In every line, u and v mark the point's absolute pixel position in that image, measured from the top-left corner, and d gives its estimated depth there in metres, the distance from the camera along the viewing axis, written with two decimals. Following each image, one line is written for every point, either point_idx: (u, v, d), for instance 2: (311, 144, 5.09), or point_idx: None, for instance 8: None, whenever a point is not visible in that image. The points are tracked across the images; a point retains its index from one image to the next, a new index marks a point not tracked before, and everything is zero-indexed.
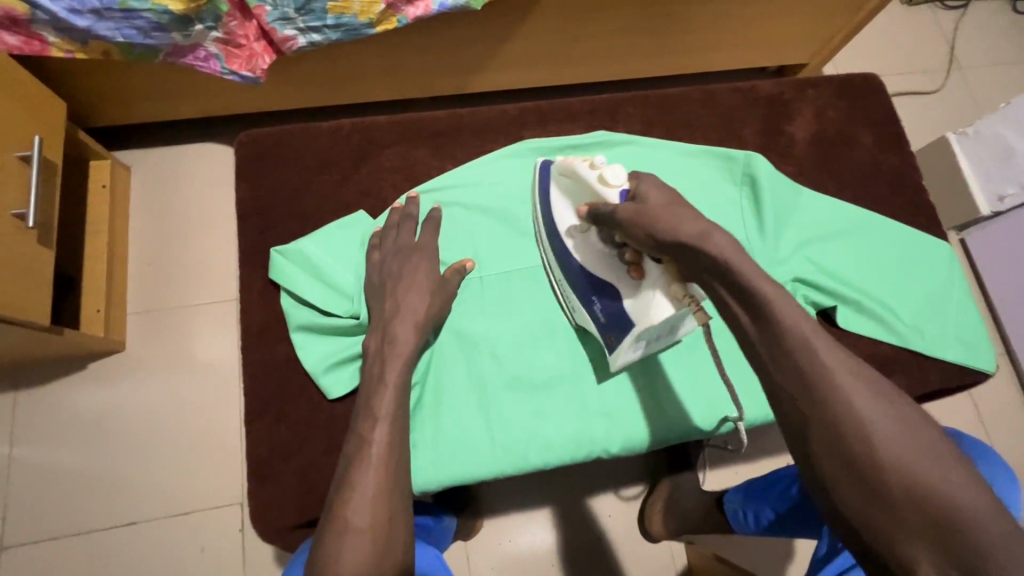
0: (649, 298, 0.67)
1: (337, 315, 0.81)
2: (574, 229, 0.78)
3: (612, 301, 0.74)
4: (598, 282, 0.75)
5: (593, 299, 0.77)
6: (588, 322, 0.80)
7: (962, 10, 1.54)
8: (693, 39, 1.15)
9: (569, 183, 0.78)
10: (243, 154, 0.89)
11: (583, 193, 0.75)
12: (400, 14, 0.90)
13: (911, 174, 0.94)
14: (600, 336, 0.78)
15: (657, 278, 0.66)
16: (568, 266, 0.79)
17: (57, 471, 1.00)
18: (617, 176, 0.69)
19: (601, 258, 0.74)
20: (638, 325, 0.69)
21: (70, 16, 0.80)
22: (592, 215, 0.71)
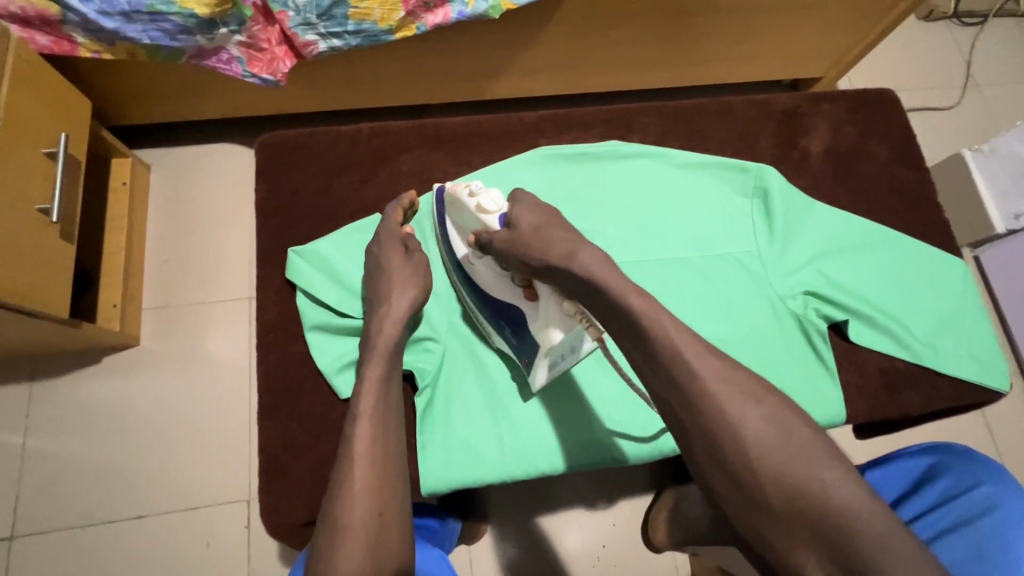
0: (546, 320, 0.70)
1: (351, 316, 0.82)
2: (471, 255, 0.78)
3: (520, 327, 0.75)
4: (506, 311, 0.76)
5: (503, 325, 0.77)
6: (507, 349, 0.79)
7: (978, 27, 1.54)
8: (708, 51, 1.16)
9: (455, 212, 0.80)
10: (264, 156, 0.90)
11: (468, 221, 0.78)
12: (419, 21, 0.92)
13: (926, 188, 0.94)
14: (515, 357, 0.79)
15: (550, 298, 0.69)
16: (479, 298, 0.80)
17: (69, 461, 1.02)
18: (494, 201, 0.73)
19: (499, 286, 0.76)
20: (542, 345, 0.71)
21: (99, 18, 0.82)
22: (479, 242, 0.74)
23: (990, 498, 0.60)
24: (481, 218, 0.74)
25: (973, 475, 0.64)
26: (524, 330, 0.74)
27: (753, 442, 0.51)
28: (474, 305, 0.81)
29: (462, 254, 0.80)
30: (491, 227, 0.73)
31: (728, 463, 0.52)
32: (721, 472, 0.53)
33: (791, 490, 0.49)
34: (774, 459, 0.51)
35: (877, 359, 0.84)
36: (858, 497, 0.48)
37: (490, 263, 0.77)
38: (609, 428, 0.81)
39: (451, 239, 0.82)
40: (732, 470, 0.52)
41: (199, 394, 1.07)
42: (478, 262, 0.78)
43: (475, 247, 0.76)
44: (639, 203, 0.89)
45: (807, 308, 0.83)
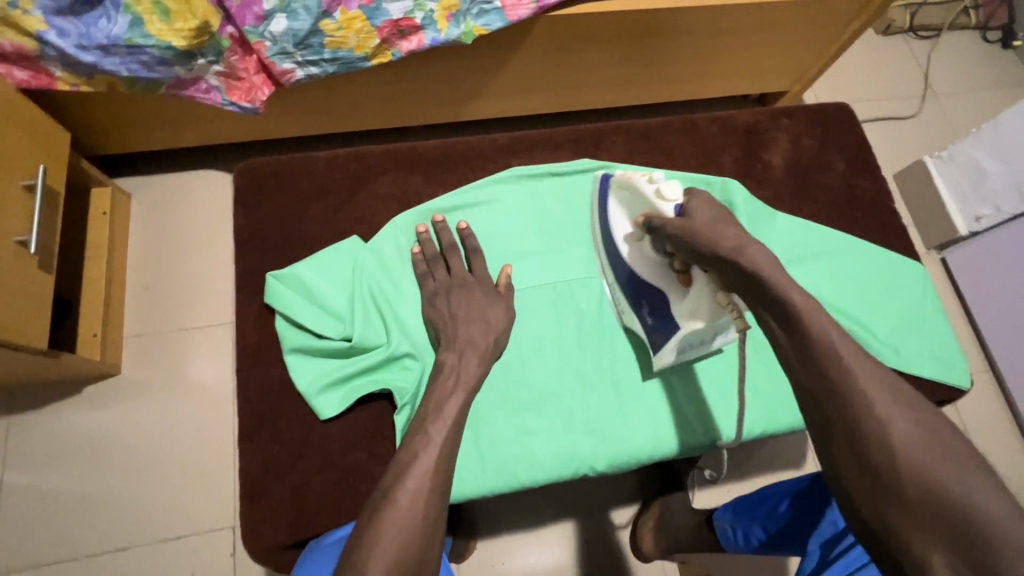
0: (693, 303, 0.71)
1: (330, 338, 0.82)
2: (630, 238, 0.81)
3: (659, 308, 0.78)
4: (649, 292, 0.79)
5: (643, 303, 0.81)
6: (636, 325, 0.84)
7: (934, 40, 1.61)
8: (677, 70, 1.21)
9: (624, 196, 0.82)
10: (241, 184, 0.92)
11: (640, 206, 0.78)
12: (394, 48, 0.95)
13: (884, 196, 0.98)
14: (647, 337, 0.82)
15: (702, 286, 0.69)
16: (622, 276, 0.84)
17: (49, 495, 1.00)
18: (673, 190, 0.72)
19: (651, 270, 0.78)
20: (683, 326, 0.73)
21: (77, 52, 0.84)
22: (648, 225, 0.74)
23: None
24: (656, 205, 0.74)
25: None
26: (665, 312, 0.76)
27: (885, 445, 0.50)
28: (614, 281, 0.86)
29: (623, 236, 0.82)
30: (665, 214, 0.72)
31: (865, 449, 0.50)
32: (844, 442, 0.52)
33: (935, 487, 0.46)
34: (921, 465, 0.48)
35: None
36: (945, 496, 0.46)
37: (649, 248, 0.77)
38: (589, 439, 0.82)
39: (610, 220, 0.85)
40: (853, 437, 0.51)
41: (183, 421, 1.06)
42: (636, 245, 0.80)
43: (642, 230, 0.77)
44: None
45: None
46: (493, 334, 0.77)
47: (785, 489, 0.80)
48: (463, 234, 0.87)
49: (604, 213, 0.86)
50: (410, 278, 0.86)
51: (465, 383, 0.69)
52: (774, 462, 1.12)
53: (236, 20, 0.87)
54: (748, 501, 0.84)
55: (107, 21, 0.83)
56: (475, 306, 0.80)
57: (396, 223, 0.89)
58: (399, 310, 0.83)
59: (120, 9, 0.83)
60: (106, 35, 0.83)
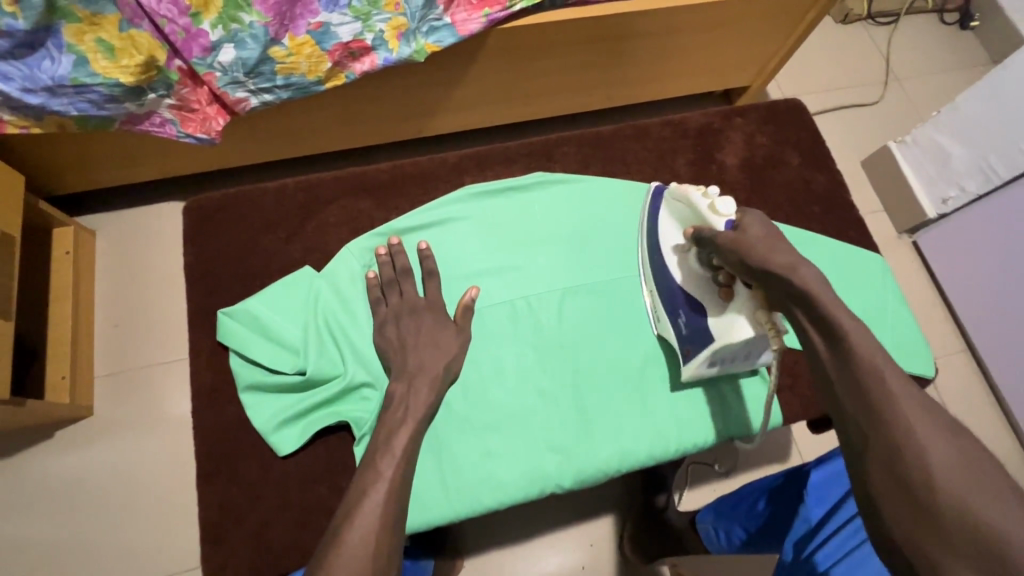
0: (730, 316, 0.72)
1: (284, 372, 0.81)
2: (680, 247, 0.79)
3: (694, 315, 0.78)
4: (689, 299, 0.79)
5: (679, 311, 0.81)
6: (670, 335, 0.85)
7: (893, 25, 1.63)
8: (635, 72, 1.21)
9: (676, 206, 0.80)
10: (189, 221, 0.91)
11: (691, 218, 0.77)
12: (347, 70, 0.94)
13: (840, 189, 0.99)
14: (680, 347, 0.83)
15: (744, 301, 0.69)
16: (662, 281, 0.83)
17: (25, 544, 0.98)
18: (726, 206, 0.70)
19: (697, 281, 0.77)
20: (717, 339, 0.74)
21: (23, 95, 0.83)
22: (697, 236, 0.73)
23: None
24: (706, 218, 0.72)
25: None
26: (700, 321, 0.77)
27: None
28: (656, 288, 0.86)
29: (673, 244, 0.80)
30: (715, 228, 0.71)
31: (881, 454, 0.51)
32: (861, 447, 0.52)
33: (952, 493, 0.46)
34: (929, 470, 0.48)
35: None
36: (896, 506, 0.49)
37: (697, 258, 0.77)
38: (554, 457, 0.82)
39: (660, 228, 0.83)
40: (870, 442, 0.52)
41: (157, 460, 1.05)
42: (687, 254, 0.78)
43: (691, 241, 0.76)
44: (565, 229, 0.93)
45: None
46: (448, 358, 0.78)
47: (758, 489, 0.82)
48: (422, 255, 0.86)
49: (654, 219, 0.84)
50: (365, 305, 0.85)
51: (417, 412, 0.72)
52: (756, 458, 1.12)
53: (183, 53, 0.86)
54: (727, 502, 0.85)
55: (51, 62, 0.82)
56: (430, 331, 0.80)
57: (349, 249, 0.88)
58: (353, 338, 0.82)
59: (63, 49, 0.82)
60: (50, 76, 0.83)
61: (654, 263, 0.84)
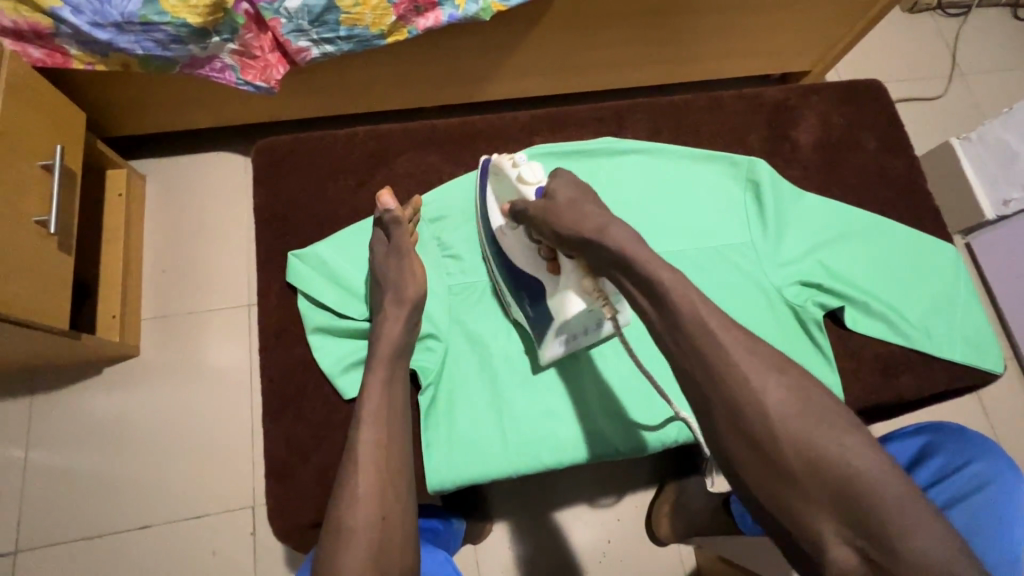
0: (563, 290, 0.72)
1: (353, 318, 0.84)
2: (504, 228, 0.80)
3: (537, 299, 0.77)
4: (528, 283, 0.79)
5: (523, 296, 0.80)
6: (523, 320, 0.83)
7: (963, 17, 1.56)
8: (697, 48, 1.17)
9: (495, 181, 0.82)
10: (259, 162, 0.91)
11: (507, 191, 0.79)
12: (411, 25, 0.93)
13: (913, 177, 0.96)
14: (532, 330, 0.82)
15: (571, 273, 0.70)
16: (504, 267, 0.83)
17: (73, 473, 1.02)
18: (534, 173, 0.75)
19: (524, 258, 0.78)
20: (556, 314, 0.73)
21: (92, 30, 0.82)
22: (514, 212, 0.75)
23: (983, 475, 0.63)
24: (520, 189, 0.76)
25: (966, 453, 0.67)
26: (540, 301, 0.77)
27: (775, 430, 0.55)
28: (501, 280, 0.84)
29: (497, 224, 0.81)
30: (528, 197, 0.74)
31: None
32: None
33: None
34: None
35: (872, 346, 0.86)
36: (905, 494, 0.49)
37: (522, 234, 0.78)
38: (612, 422, 0.83)
39: (489, 210, 0.83)
40: None
41: (203, 403, 1.07)
42: (511, 233, 0.79)
43: (510, 218, 0.78)
44: (632, 195, 0.92)
45: (807, 300, 0.86)
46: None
47: None
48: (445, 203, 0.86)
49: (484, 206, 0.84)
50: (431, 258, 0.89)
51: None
52: None
53: None
54: None
55: None
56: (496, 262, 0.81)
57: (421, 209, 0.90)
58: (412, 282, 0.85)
59: None
60: (120, 12, 0.81)
61: (499, 256, 0.83)
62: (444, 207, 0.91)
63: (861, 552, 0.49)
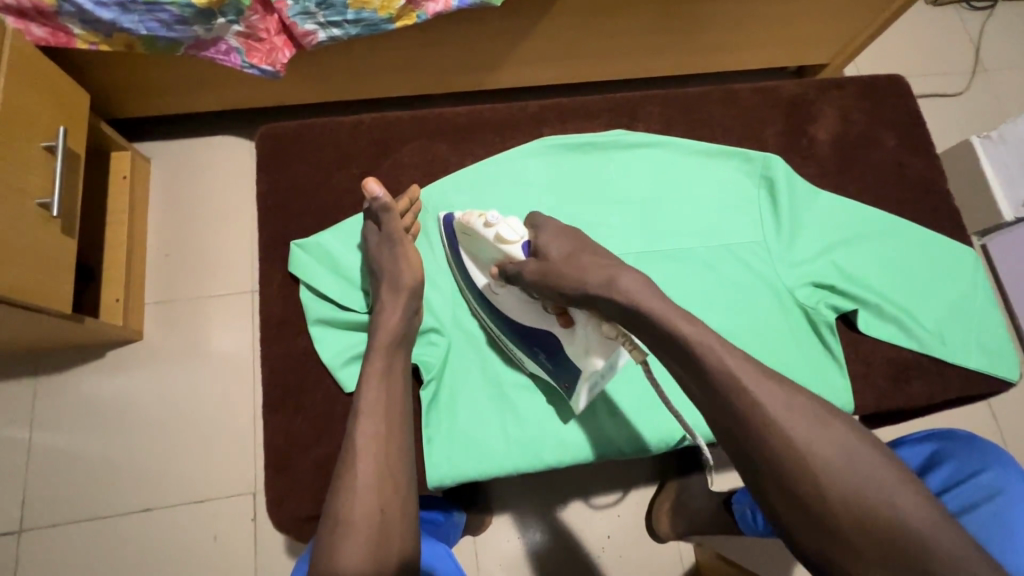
0: (586, 348, 0.69)
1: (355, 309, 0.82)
2: (494, 288, 0.78)
3: (555, 355, 0.75)
4: (538, 338, 0.76)
5: (536, 351, 0.78)
6: (540, 372, 0.80)
7: (989, 11, 1.51)
8: (714, 38, 1.14)
9: (468, 242, 0.79)
10: (263, 148, 0.90)
11: (487, 253, 0.76)
12: (420, 10, 0.90)
13: (934, 177, 0.93)
14: (556, 382, 0.79)
15: (587, 325, 0.67)
16: (506, 326, 0.80)
17: (76, 455, 1.02)
18: (514, 230, 0.72)
19: (526, 315, 0.76)
20: (585, 370, 0.70)
21: (96, 9, 0.81)
22: (505, 275, 0.73)
23: (993, 485, 0.63)
24: (503, 249, 0.73)
25: (976, 461, 0.66)
26: (561, 356, 0.74)
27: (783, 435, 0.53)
28: (492, 322, 0.82)
29: (483, 283, 0.80)
30: (517, 257, 0.72)
31: None
32: None
33: None
34: None
35: (885, 350, 0.84)
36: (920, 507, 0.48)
37: (514, 291, 0.76)
38: (615, 421, 0.82)
39: (468, 269, 0.81)
40: None
41: (205, 389, 1.07)
42: (503, 291, 0.77)
43: (499, 278, 0.76)
44: (643, 191, 0.90)
45: (818, 301, 0.84)
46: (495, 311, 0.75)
47: None
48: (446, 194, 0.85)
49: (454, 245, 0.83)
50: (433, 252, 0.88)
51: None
52: None
53: None
54: None
55: None
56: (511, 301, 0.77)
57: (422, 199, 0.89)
58: None
59: None
60: None
61: (483, 300, 0.81)
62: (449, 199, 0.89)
63: None
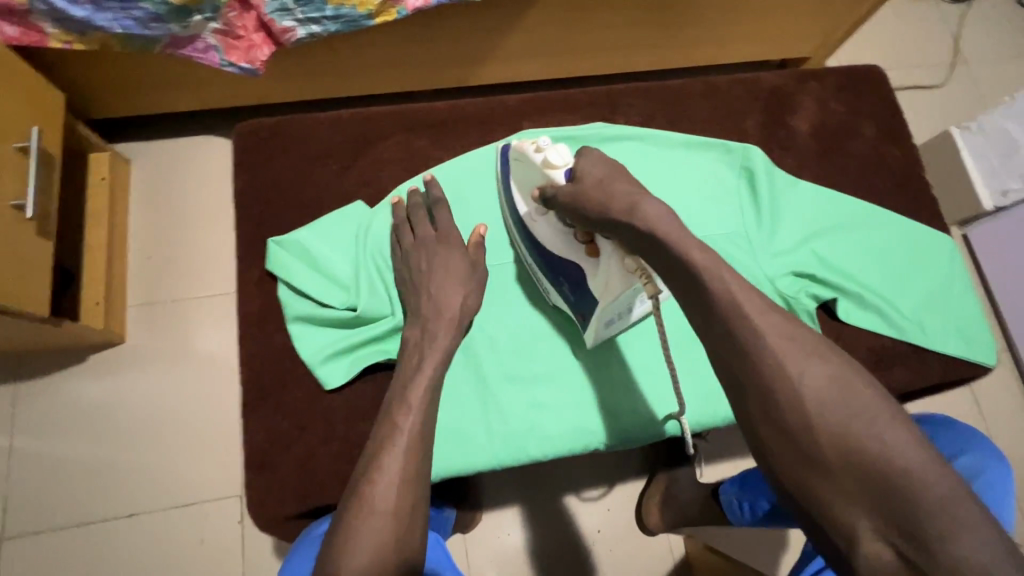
0: (608, 276, 0.69)
1: (335, 307, 0.82)
2: (535, 213, 0.78)
3: (577, 285, 0.76)
4: (564, 266, 0.76)
5: (561, 281, 0.78)
6: (561, 302, 0.82)
7: (966, 4, 1.53)
8: (697, 31, 1.14)
9: (519, 168, 0.79)
10: (240, 145, 0.89)
11: (533, 176, 0.76)
12: (400, 5, 0.89)
13: (912, 167, 0.94)
14: (573, 314, 0.81)
15: (611, 254, 0.67)
16: (537, 252, 0.81)
17: (58, 461, 1.01)
18: (561, 156, 0.70)
19: (558, 243, 0.75)
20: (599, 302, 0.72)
21: (68, 7, 0.80)
22: (544, 198, 0.72)
23: (972, 467, 0.63)
24: (548, 173, 0.72)
25: (957, 443, 0.67)
26: (584, 287, 0.74)
27: (812, 399, 0.49)
28: (529, 256, 0.83)
29: (525, 211, 0.80)
30: (556, 181, 0.70)
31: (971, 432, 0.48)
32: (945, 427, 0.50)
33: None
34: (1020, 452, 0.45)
35: (866, 338, 0.84)
36: None
37: (552, 219, 0.75)
38: (600, 414, 0.83)
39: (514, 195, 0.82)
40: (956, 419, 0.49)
41: (189, 391, 1.06)
42: (540, 219, 0.77)
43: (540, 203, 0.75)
44: None
45: (799, 290, 0.84)
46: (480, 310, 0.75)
47: None
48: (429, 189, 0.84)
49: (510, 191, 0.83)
50: None
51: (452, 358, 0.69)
52: None
53: None
54: (753, 474, 0.83)
55: None
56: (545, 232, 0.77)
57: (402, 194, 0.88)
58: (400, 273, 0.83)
59: None
60: None
61: (529, 243, 0.82)
62: None
63: (891, 548, 0.44)
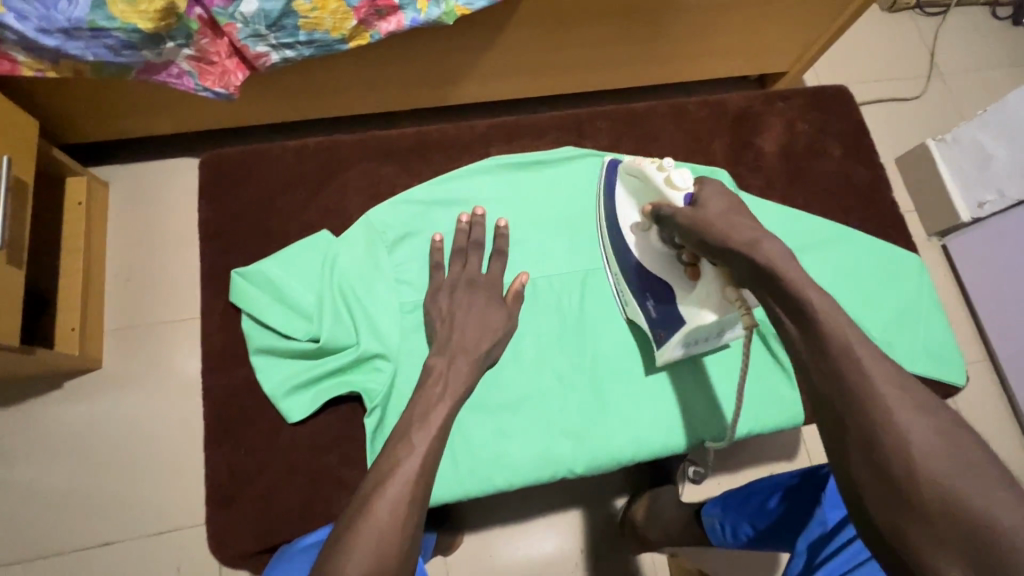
0: (704, 299, 0.69)
1: (297, 338, 0.81)
2: (638, 226, 0.79)
3: (664, 301, 0.77)
4: (655, 283, 0.78)
5: (648, 296, 0.80)
6: (638, 316, 0.84)
7: (941, 16, 1.55)
8: (672, 49, 1.15)
9: (634, 182, 0.79)
10: (206, 174, 0.91)
11: (650, 193, 0.76)
12: (373, 30, 0.90)
13: (880, 184, 0.96)
14: (650, 330, 0.82)
15: (710, 279, 0.67)
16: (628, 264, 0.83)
17: (32, 489, 0.99)
18: (684, 179, 0.70)
19: (657, 261, 0.77)
20: (689, 322, 0.72)
21: (38, 36, 0.79)
22: (655, 214, 0.72)
23: None
24: (666, 192, 0.71)
25: None
26: (671, 306, 0.76)
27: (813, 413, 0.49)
28: (619, 269, 0.86)
29: (631, 222, 0.81)
30: (674, 204, 0.70)
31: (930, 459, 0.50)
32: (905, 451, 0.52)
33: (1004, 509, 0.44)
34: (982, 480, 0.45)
35: None
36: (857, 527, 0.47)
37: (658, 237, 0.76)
38: (570, 441, 0.83)
39: (620, 205, 0.83)
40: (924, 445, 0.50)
41: (166, 416, 1.05)
42: (645, 235, 0.78)
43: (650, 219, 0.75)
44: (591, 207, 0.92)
45: None
46: (487, 341, 0.77)
47: (774, 484, 0.80)
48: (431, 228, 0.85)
49: (615, 198, 0.84)
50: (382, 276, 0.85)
51: (432, 385, 0.69)
52: (764, 452, 1.10)
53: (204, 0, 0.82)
54: (737, 496, 0.82)
55: (68, 3, 0.78)
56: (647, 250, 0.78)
57: (367, 220, 0.87)
58: (365, 302, 0.82)
59: None
60: (67, 17, 0.78)
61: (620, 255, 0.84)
62: (401, 217, 0.88)
63: None
